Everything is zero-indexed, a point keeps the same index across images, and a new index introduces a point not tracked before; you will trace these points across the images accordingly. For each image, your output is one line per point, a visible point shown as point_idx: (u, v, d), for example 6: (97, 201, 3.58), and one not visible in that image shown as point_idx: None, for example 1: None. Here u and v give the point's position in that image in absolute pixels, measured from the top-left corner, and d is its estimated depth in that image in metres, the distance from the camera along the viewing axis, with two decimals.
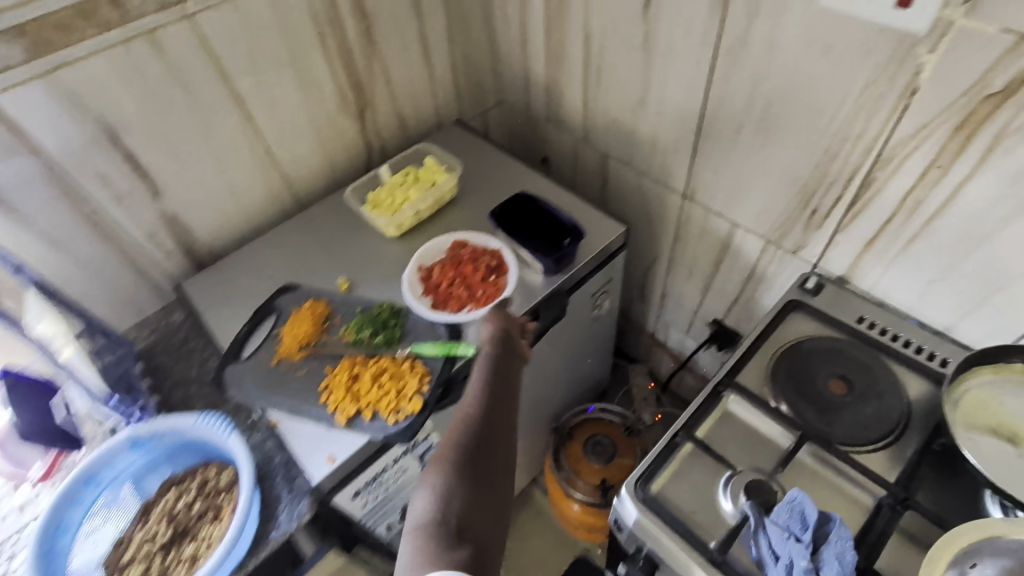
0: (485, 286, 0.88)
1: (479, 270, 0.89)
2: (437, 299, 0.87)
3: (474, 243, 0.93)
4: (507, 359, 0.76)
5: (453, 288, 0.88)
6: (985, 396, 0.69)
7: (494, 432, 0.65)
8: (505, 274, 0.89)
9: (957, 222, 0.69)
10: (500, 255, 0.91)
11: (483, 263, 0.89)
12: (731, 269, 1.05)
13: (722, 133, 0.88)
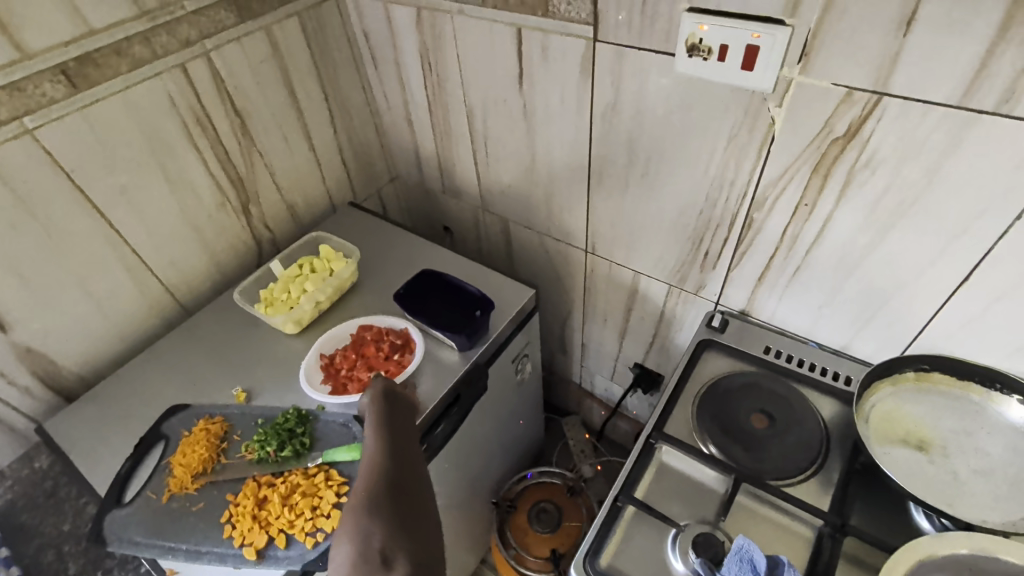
0: (388, 364, 0.84)
1: (383, 350, 0.85)
2: (336, 384, 0.83)
3: (380, 324, 0.89)
4: (400, 402, 0.71)
5: (354, 370, 0.84)
6: (891, 408, 0.73)
7: (408, 469, 0.61)
8: (410, 352, 0.85)
9: (832, 251, 0.74)
10: (406, 333, 0.88)
11: (387, 341, 0.86)
12: (643, 314, 1.08)
13: (611, 191, 0.91)
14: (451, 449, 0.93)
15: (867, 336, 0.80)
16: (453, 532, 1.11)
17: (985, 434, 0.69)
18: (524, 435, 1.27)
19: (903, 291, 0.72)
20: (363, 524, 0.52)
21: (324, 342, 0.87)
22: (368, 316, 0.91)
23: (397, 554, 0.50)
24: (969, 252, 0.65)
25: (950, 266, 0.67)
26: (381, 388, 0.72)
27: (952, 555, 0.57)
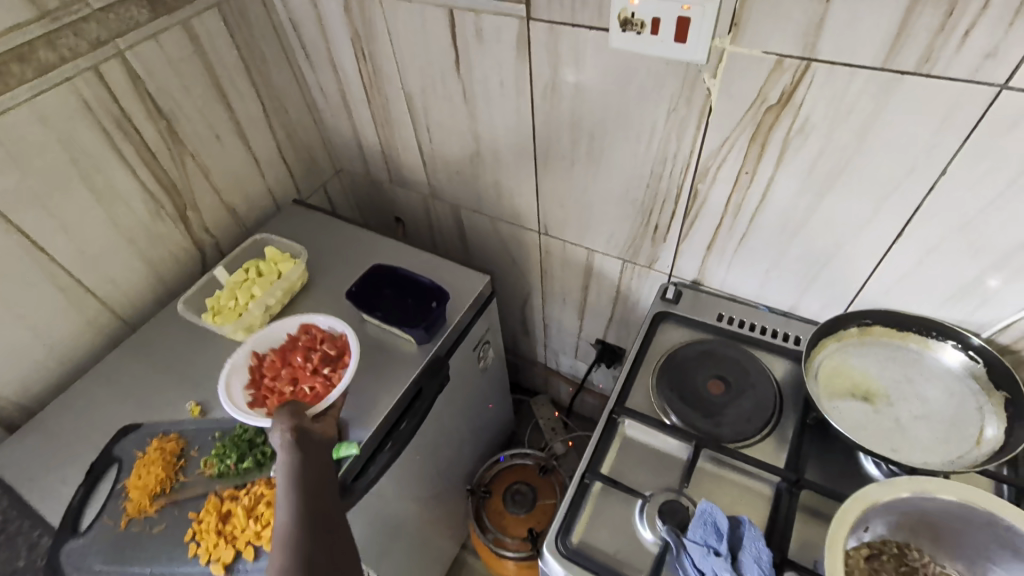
0: (315, 380, 0.79)
1: (313, 363, 0.81)
2: (257, 396, 0.79)
3: (319, 330, 0.85)
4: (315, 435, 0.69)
5: (279, 383, 0.80)
6: (839, 364, 0.76)
7: (331, 526, 0.59)
8: (342, 369, 0.80)
9: (774, 217, 0.76)
10: (342, 345, 0.83)
11: (319, 354, 0.82)
12: (600, 291, 1.09)
13: (558, 171, 0.91)
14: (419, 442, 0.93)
15: (813, 296, 0.82)
16: (431, 522, 1.11)
17: (925, 380, 0.73)
18: (495, 420, 1.27)
19: (843, 250, 0.75)
20: None
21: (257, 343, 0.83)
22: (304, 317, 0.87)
23: None
24: (900, 209, 0.67)
25: (884, 224, 0.69)
26: (295, 423, 0.69)
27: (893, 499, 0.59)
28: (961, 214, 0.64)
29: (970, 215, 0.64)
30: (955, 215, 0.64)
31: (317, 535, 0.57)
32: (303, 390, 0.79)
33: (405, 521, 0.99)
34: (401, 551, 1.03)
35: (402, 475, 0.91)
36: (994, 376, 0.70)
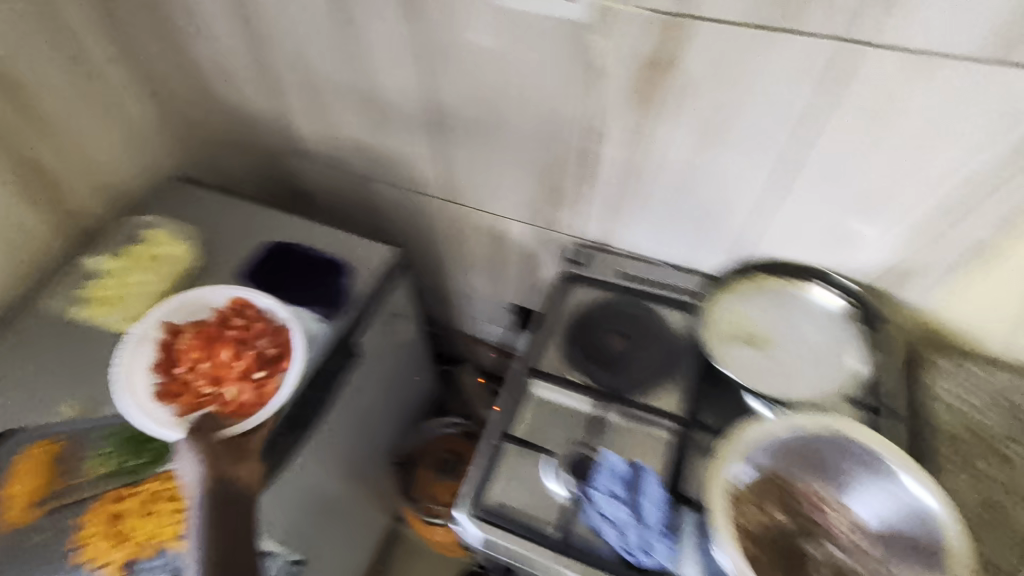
0: (245, 384, 0.75)
1: (245, 365, 0.77)
2: (170, 391, 0.74)
3: (251, 319, 0.80)
4: (229, 456, 0.67)
5: (196, 380, 0.76)
6: (733, 311, 0.80)
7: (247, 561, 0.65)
8: (276, 374, 0.76)
9: (667, 175, 0.78)
10: (279, 344, 0.79)
11: (253, 354, 0.77)
12: (511, 256, 1.09)
13: (458, 135, 0.89)
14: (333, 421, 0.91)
15: (706, 250, 0.86)
16: (357, 501, 1.10)
17: (804, 323, 0.78)
18: (417, 393, 1.26)
19: (728, 204, 0.78)
20: None
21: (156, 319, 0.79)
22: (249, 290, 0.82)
23: None
24: (775, 162, 0.71)
25: (762, 177, 0.73)
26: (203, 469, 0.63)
27: (768, 437, 0.63)
28: (826, 164, 0.68)
29: (834, 164, 0.68)
30: (821, 166, 0.69)
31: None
32: (227, 393, 0.75)
33: (331, 501, 0.97)
34: (330, 532, 1.02)
35: (321, 455, 0.89)
36: (864, 315, 0.78)
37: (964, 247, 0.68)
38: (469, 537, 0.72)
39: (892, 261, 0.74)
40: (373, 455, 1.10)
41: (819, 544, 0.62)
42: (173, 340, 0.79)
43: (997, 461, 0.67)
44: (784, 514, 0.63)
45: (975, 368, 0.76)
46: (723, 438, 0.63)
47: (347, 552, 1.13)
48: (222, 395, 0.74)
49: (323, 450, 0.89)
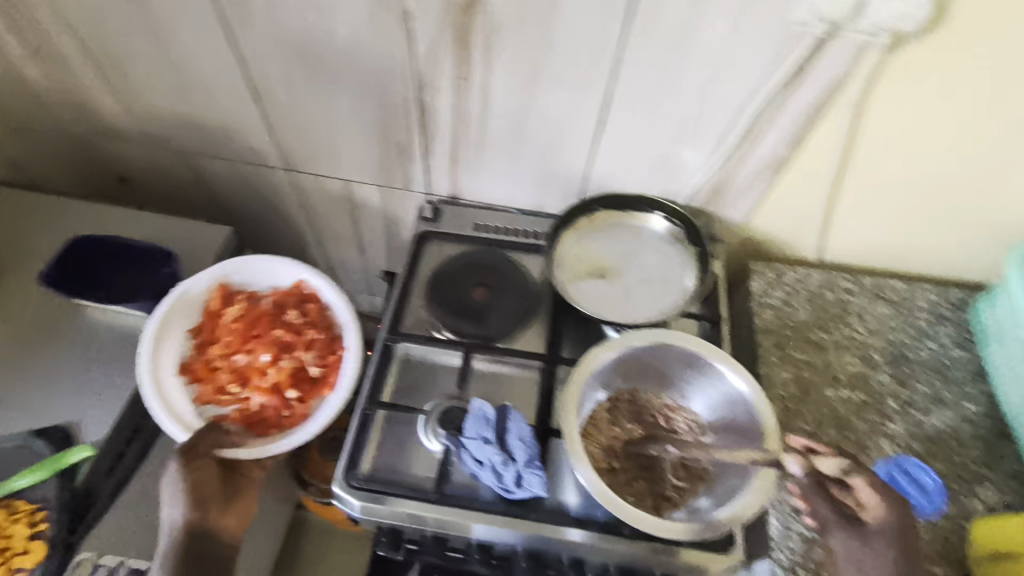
0: (276, 400, 0.77)
1: (299, 371, 0.78)
2: (199, 373, 0.77)
3: (322, 300, 0.83)
4: (217, 489, 0.69)
5: (230, 366, 0.78)
6: (577, 251, 0.84)
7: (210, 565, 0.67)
8: (310, 402, 0.77)
9: (499, 120, 0.79)
10: (320, 368, 0.79)
11: (291, 370, 0.78)
12: (371, 221, 1.06)
13: (283, 97, 0.84)
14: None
15: (553, 190, 0.89)
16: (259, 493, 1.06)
17: (645, 249, 0.84)
18: None
19: (564, 143, 0.80)
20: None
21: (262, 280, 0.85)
22: (324, 283, 0.84)
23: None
24: (596, 99, 0.73)
25: (588, 113, 0.75)
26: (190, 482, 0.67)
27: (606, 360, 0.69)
28: (641, 96, 0.71)
29: (649, 95, 0.71)
30: (638, 98, 0.72)
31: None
32: (252, 400, 0.77)
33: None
34: None
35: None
36: (688, 235, 0.83)
37: (765, 162, 0.75)
38: (348, 512, 0.70)
39: (710, 183, 0.80)
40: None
41: (667, 450, 0.67)
42: (220, 309, 0.81)
43: (806, 347, 0.79)
44: (638, 426, 0.71)
45: (788, 272, 0.85)
46: (572, 374, 0.67)
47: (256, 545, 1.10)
48: (250, 397, 0.77)
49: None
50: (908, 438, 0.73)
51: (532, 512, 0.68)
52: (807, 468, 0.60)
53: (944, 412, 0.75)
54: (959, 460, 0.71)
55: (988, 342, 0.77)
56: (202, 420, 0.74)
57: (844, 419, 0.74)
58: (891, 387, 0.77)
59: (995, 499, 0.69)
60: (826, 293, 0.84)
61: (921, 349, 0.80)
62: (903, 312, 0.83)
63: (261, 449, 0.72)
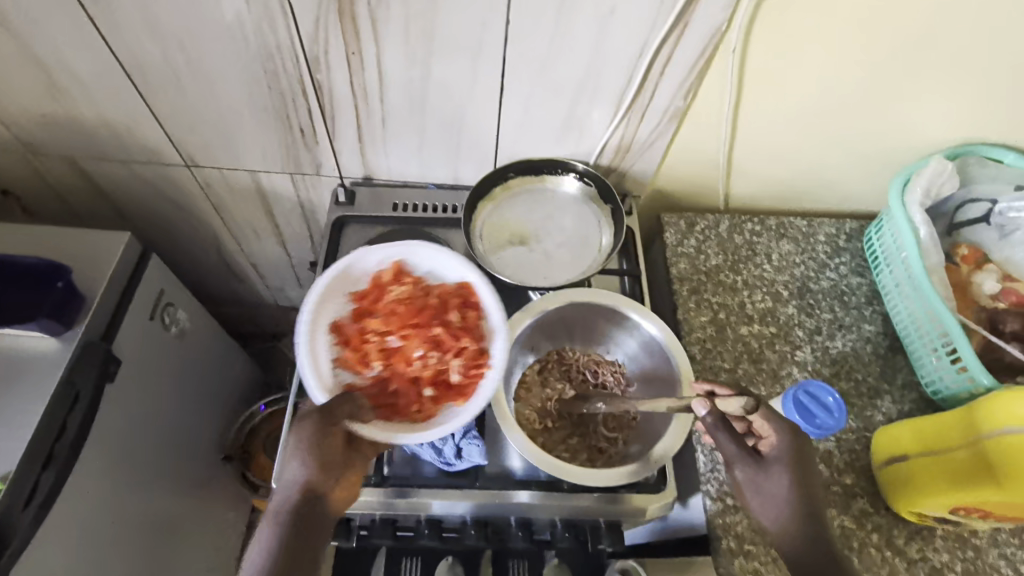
0: (407, 392, 0.64)
1: (433, 369, 0.64)
2: (342, 336, 0.66)
3: (482, 301, 0.68)
4: (333, 474, 0.57)
5: (371, 342, 0.66)
6: (495, 220, 0.85)
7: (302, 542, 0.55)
8: (446, 407, 0.63)
9: (399, 93, 0.77)
10: (468, 378, 0.64)
11: (433, 366, 0.64)
12: (287, 211, 1.02)
13: (168, 89, 0.79)
14: (135, 430, 0.81)
15: (466, 161, 0.89)
16: (208, 501, 1.03)
17: (560, 211, 0.85)
18: (242, 375, 1.18)
19: (469, 112, 0.80)
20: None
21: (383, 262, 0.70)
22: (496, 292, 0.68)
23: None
24: (492, 64, 0.72)
25: (487, 80, 0.74)
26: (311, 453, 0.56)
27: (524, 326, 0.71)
28: (536, 58, 0.71)
29: (543, 57, 0.71)
30: (533, 61, 0.71)
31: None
32: (388, 382, 0.64)
33: (158, 517, 0.90)
34: (172, 547, 0.95)
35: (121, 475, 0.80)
36: (601, 194, 0.86)
37: (662, 113, 0.78)
38: None
39: (615, 140, 0.82)
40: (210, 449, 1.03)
41: (592, 407, 0.68)
42: (388, 283, 0.69)
43: (719, 290, 0.84)
44: (566, 384, 0.74)
45: (698, 219, 0.91)
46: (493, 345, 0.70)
47: (215, 553, 1.08)
48: (379, 375, 0.64)
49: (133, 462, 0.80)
50: (816, 363, 0.79)
51: (475, 480, 0.70)
52: (711, 409, 0.58)
53: (844, 335, 0.81)
54: (860, 377, 0.78)
55: (881, 268, 0.83)
56: (336, 387, 0.63)
57: (757, 353, 0.79)
58: (799, 318, 0.82)
59: (893, 409, 0.76)
60: (734, 236, 0.89)
61: (823, 280, 0.86)
62: (805, 247, 0.88)
63: (390, 435, 0.59)
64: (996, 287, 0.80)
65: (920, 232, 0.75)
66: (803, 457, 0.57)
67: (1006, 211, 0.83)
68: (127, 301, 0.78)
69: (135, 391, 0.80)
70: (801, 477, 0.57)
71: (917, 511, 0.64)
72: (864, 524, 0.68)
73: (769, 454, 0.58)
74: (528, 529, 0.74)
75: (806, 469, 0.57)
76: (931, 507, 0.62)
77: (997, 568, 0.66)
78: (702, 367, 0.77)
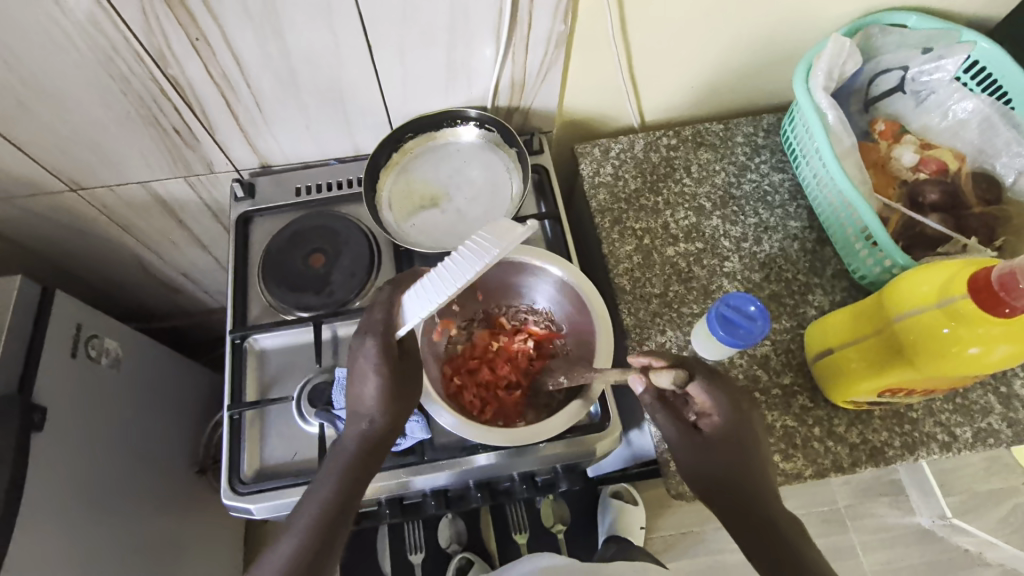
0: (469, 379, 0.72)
1: (493, 386, 0.72)
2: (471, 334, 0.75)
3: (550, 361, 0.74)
4: (404, 411, 0.62)
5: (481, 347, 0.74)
6: (401, 187, 0.81)
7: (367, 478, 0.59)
8: (478, 404, 0.70)
9: (264, 72, 0.71)
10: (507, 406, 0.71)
11: (495, 384, 0.72)
12: (195, 216, 0.97)
13: (17, 114, 0.72)
14: (89, 469, 0.81)
15: (361, 131, 0.84)
16: (194, 514, 1.04)
17: (467, 166, 0.82)
18: (202, 385, 1.16)
19: (345, 80, 0.74)
20: (309, 520, 0.54)
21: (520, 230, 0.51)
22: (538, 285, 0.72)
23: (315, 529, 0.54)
24: (350, 23, 0.66)
25: (352, 42, 0.69)
26: (376, 387, 0.60)
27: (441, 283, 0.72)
28: (394, 9, 0.65)
29: (401, 5, 0.65)
30: (392, 12, 0.66)
31: (315, 562, 0.52)
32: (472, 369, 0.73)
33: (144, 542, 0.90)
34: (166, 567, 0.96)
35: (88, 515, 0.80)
36: (504, 138, 0.82)
37: (548, 41, 0.73)
38: (248, 517, 0.69)
39: (506, 78, 0.78)
40: (182, 465, 1.03)
41: (558, 381, 0.68)
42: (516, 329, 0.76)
43: (643, 214, 0.82)
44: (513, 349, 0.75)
45: (613, 144, 0.87)
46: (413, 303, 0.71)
47: (217, 558, 1.10)
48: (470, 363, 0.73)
49: (92, 499, 0.80)
50: (745, 271, 0.78)
51: (423, 454, 0.70)
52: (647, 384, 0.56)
53: (771, 237, 0.80)
54: (790, 276, 0.78)
55: (800, 161, 0.81)
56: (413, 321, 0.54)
57: (686, 272, 0.78)
58: (724, 228, 0.81)
59: (825, 301, 0.76)
60: (650, 154, 0.87)
61: (744, 184, 0.84)
62: (723, 153, 0.86)
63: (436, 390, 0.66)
64: (915, 158, 0.78)
65: (827, 117, 0.73)
66: (742, 431, 0.58)
67: (918, 76, 0.80)
68: (37, 346, 0.76)
69: (76, 433, 0.79)
70: (736, 448, 0.58)
71: (851, 400, 0.66)
72: (806, 419, 0.69)
73: (711, 431, 0.59)
74: (488, 488, 0.76)
75: (742, 441, 0.58)
76: (861, 394, 0.63)
77: (933, 436, 0.68)
78: (632, 298, 0.76)
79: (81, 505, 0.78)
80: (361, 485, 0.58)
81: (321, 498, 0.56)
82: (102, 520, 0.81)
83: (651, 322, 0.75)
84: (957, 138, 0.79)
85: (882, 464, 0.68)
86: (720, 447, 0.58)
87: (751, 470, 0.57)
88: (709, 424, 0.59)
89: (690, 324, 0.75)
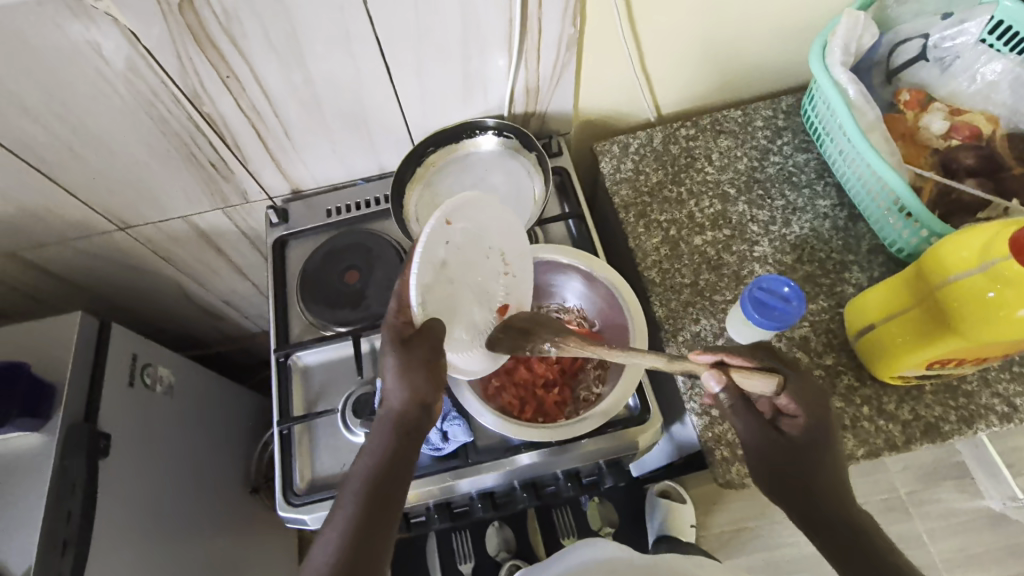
0: (519, 388, 0.73)
1: (540, 392, 0.73)
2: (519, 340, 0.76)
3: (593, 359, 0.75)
4: (430, 394, 0.56)
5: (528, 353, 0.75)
6: (427, 200, 0.84)
7: (400, 470, 0.54)
8: (528, 412, 0.71)
9: (289, 102, 0.75)
10: (555, 412, 0.72)
11: (542, 390, 0.73)
12: (233, 245, 1.01)
13: (69, 162, 0.78)
14: (153, 492, 0.85)
15: (385, 149, 0.87)
16: (250, 534, 1.07)
17: (489, 174, 0.84)
18: (251, 408, 1.20)
19: (367, 102, 0.77)
20: (341, 521, 0.51)
21: (498, 235, 0.65)
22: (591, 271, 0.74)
23: (346, 532, 0.50)
24: (368, 45, 0.69)
25: (371, 65, 0.72)
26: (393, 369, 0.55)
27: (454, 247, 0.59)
28: (410, 29, 0.68)
29: (415, 23, 0.67)
30: (406, 29, 0.68)
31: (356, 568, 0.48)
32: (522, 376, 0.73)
33: (208, 564, 0.93)
34: None
35: (157, 537, 0.83)
36: (523, 143, 0.84)
37: (558, 44, 0.74)
38: (303, 528, 0.72)
39: (521, 84, 0.79)
40: (236, 485, 1.07)
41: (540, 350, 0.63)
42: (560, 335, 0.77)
43: (667, 206, 0.82)
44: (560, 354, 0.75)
45: (631, 140, 0.88)
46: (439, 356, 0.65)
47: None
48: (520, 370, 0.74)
49: (157, 523, 0.84)
50: (776, 254, 0.77)
51: (467, 457, 0.71)
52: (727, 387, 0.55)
53: (801, 217, 0.79)
54: (823, 255, 0.76)
55: (824, 139, 0.80)
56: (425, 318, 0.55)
57: (715, 259, 0.78)
58: (751, 213, 0.80)
59: (863, 278, 0.74)
60: (670, 146, 0.87)
61: (768, 167, 0.83)
62: (744, 139, 0.86)
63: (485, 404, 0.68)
64: (946, 125, 0.77)
65: (848, 92, 0.71)
66: (828, 437, 0.55)
67: (940, 42, 0.77)
68: (99, 377, 0.80)
69: (140, 458, 0.83)
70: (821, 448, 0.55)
71: (899, 374, 0.64)
72: (853, 399, 0.68)
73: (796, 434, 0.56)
74: (533, 488, 0.76)
75: (830, 445, 0.55)
76: (910, 367, 0.62)
77: (992, 407, 0.66)
78: (663, 289, 0.76)
79: (148, 526, 0.82)
80: (396, 476, 0.54)
81: (353, 496, 0.53)
82: (167, 542, 0.84)
83: (683, 312, 0.75)
84: (989, 101, 0.77)
85: (939, 440, 0.65)
86: (806, 453, 0.55)
87: (839, 478, 0.53)
88: (794, 426, 0.56)
89: (725, 311, 0.74)
